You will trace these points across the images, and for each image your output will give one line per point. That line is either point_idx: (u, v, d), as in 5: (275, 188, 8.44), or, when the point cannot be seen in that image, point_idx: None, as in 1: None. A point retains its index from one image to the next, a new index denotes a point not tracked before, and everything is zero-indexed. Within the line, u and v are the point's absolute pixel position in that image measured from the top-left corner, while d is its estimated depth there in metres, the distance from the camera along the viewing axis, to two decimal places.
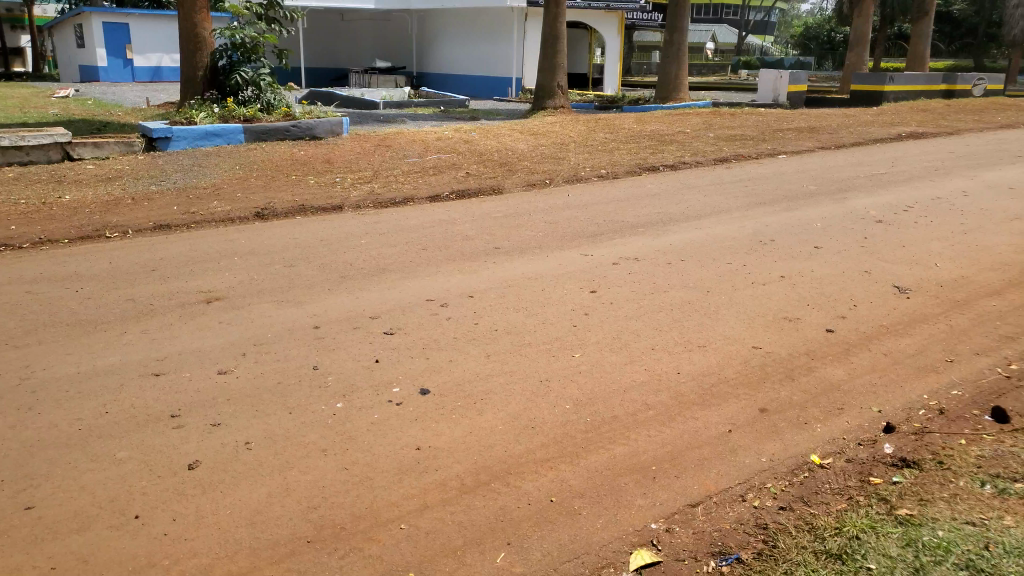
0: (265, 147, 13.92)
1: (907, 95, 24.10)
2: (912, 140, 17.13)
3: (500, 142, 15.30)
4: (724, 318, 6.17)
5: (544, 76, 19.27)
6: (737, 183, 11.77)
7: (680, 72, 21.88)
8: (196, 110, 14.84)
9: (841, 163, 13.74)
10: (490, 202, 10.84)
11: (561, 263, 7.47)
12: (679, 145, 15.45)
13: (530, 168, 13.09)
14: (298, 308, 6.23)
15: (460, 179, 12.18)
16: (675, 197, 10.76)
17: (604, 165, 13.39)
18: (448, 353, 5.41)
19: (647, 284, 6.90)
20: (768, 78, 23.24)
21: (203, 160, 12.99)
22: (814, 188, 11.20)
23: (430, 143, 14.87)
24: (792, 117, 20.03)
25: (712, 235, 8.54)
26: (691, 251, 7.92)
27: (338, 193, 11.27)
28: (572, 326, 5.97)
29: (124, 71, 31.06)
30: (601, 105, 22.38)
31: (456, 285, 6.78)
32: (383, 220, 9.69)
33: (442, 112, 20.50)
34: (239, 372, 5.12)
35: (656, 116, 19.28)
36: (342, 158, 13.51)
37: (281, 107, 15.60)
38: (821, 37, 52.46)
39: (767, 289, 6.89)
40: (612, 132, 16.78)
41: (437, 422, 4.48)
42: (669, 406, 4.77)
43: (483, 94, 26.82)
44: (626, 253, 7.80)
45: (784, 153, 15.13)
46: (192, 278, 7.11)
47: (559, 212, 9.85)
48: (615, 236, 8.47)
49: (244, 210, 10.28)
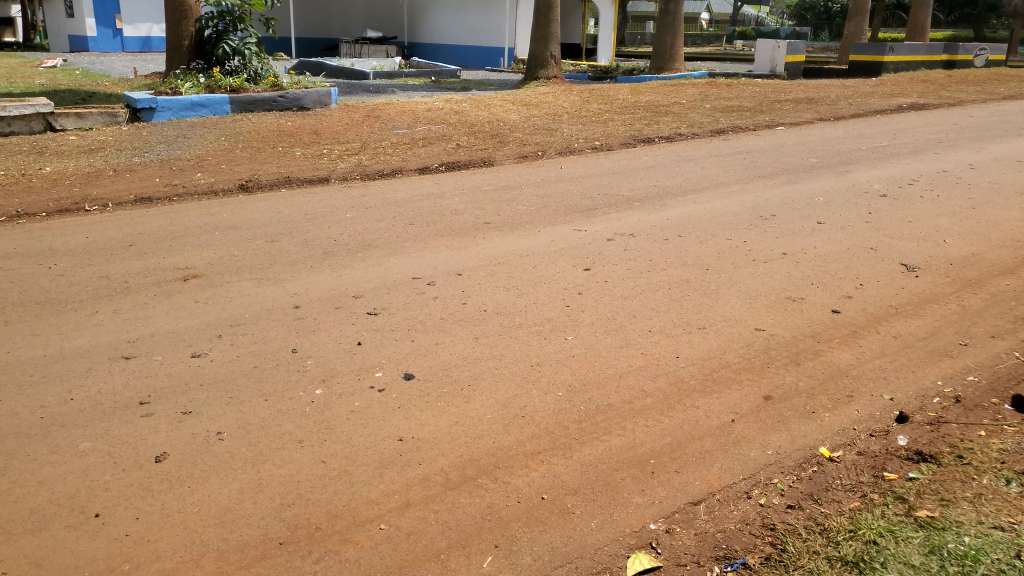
0: (252, 118, 13.47)
1: (907, 65, 23.63)
2: (914, 111, 16.75)
3: (493, 113, 14.88)
4: (725, 299, 5.89)
5: (537, 45, 18.75)
6: (736, 155, 11.42)
7: (677, 42, 21.37)
8: (180, 80, 14.30)
9: (842, 135, 13.40)
10: (481, 175, 10.49)
11: (554, 239, 7.16)
12: (676, 116, 15.06)
13: (523, 139, 12.71)
14: (279, 287, 5.88)
15: (451, 151, 11.81)
16: (672, 170, 10.42)
17: (598, 137, 13.02)
18: (434, 335, 5.13)
19: (644, 262, 6.60)
20: (766, 48, 22.74)
21: (186, 130, 12.55)
22: (815, 161, 10.87)
23: (420, 114, 14.45)
24: (790, 88, 19.61)
25: (712, 209, 8.22)
26: (689, 226, 7.60)
27: (325, 165, 10.89)
28: (565, 305, 5.68)
29: (114, 42, 30.28)
30: (595, 75, 21.90)
31: (443, 263, 6.48)
32: (370, 194, 9.34)
33: (433, 82, 19.98)
34: (215, 355, 4.79)
35: (652, 87, 18.83)
36: (330, 129, 13.09)
37: (269, 77, 15.06)
38: (819, 7, 51.71)
39: (768, 267, 6.61)
40: (607, 102, 16.36)
41: (421, 411, 4.23)
42: (667, 394, 4.53)
43: (475, 64, 26.23)
44: (621, 228, 7.49)
45: (783, 124, 14.76)
46: (170, 253, 6.74)
47: (552, 185, 9.51)
48: (610, 210, 8.16)
49: (228, 182, 9.90)
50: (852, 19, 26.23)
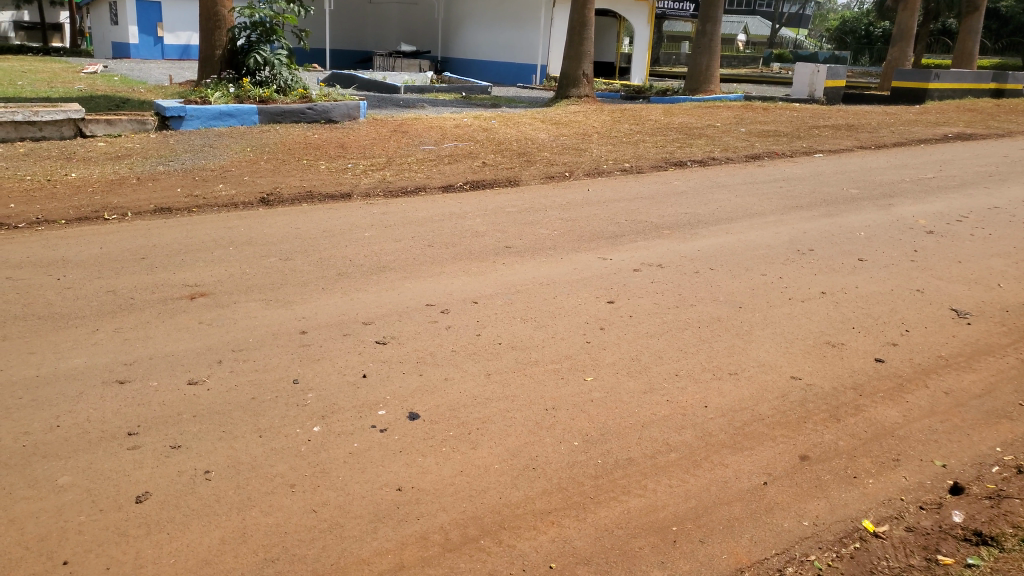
0: (279, 129, 13.39)
1: (952, 93, 22.92)
2: (960, 142, 16.15)
3: (522, 131, 14.64)
4: (758, 342, 5.51)
5: (569, 64, 18.50)
6: (771, 183, 11.00)
7: (712, 65, 21.01)
8: (211, 89, 14.30)
9: (883, 165, 12.90)
10: (506, 195, 10.21)
11: (578, 267, 6.83)
12: (709, 140, 14.68)
13: (550, 159, 12.43)
14: (287, 310, 5.63)
15: (477, 169, 11.57)
16: (704, 196, 10.03)
17: (629, 159, 12.68)
18: (444, 369, 4.82)
19: (672, 296, 6.23)
20: (805, 72, 22.24)
21: (214, 140, 12.50)
22: (856, 191, 10.42)
23: (448, 130, 14.26)
24: (829, 113, 19.10)
25: (745, 241, 7.82)
26: (721, 259, 7.22)
27: (349, 180, 10.70)
28: (585, 341, 5.35)
29: (155, 49, 30.79)
30: (627, 95, 21.60)
31: (460, 289, 6.18)
32: (391, 211, 9.11)
33: (464, 98, 19.84)
34: (212, 384, 4.53)
35: (686, 108, 18.46)
36: (357, 143, 12.95)
37: (298, 88, 14.98)
38: (859, 32, 51.00)
39: (804, 307, 6.20)
40: (638, 123, 16.03)
41: (423, 457, 3.94)
42: (693, 449, 4.17)
43: (508, 80, 26.10)
44: (649, 258, 7.14)
45: (821, 151, 14.29)
46: (181, 268, 6.53)
47: (578, 209, 9.19)
48: (638, 238, 7.81)
49: (249, 195, 9.76)
50: (895, 45, 25.59)
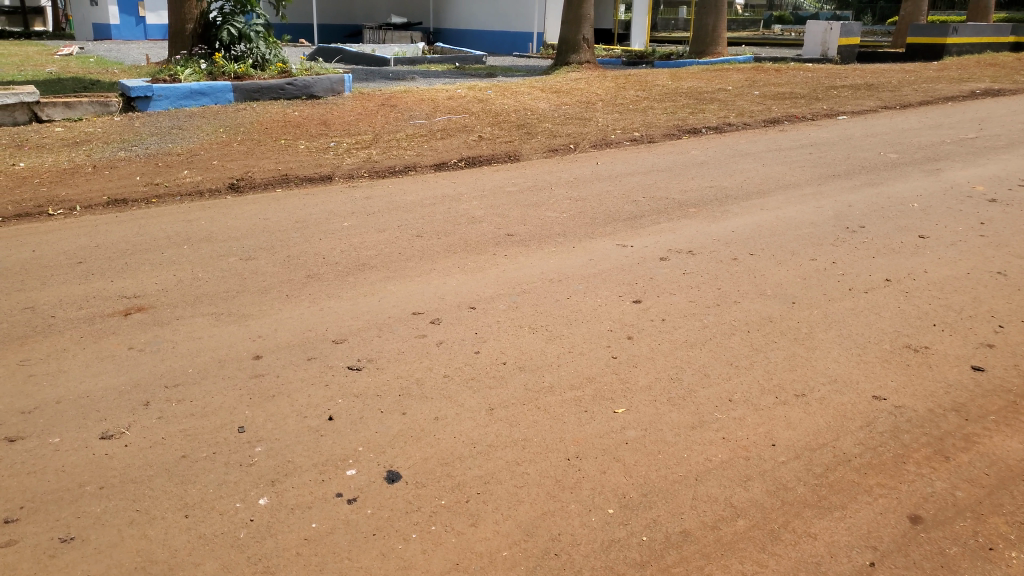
0: (256, 107, 12.24)
1: (973, 48, 21.56)
2: (994, 98, 14.91)
3: (520, 100, 13.46)
4: (825, 350, 4.47)
5: (568, 28, 17.18)
6: (800, 150, 9.85)
7: (720, 23, 19.60)
8: (180, 66, 13.05)
9: (918, 125, 11.72)
10: (504, 172, 9.10)
11: (592, 257, 5.76)
12: (722, 104, 13.48)
13: (553, 130, 11.26)
14: (241, 328, 4.53)
15: (472, 144, 10.42)
16: (728, 167, 8.91)
17: (639, 128, 11.51)
18: (434, 405, 3.77)
19: (712, 291, 5.14)
20: (816, 31, 20.87)
21: (182, 121, 11.34)
22: (897, 156, 9.28)
23: (440, 102, 13.09)
24: (847, 72, 17.83)
25: (786, 218, 6.71)
26: (763, 241, 6.12)
27: (328, 161, 9.59)
28: (610, 358, 4.28)
29: (137, 29, 29.42)
30: (630, 60, 20.32)
31: (454, 291, 5.12)
32: (374, 196, 8.00)
33: (455, 68, 18.54)
34: (132, 437, 3.49)
35: (693, 72, 17.19)
36: (340, 119, 11.79)
37: (277, 62, 13.74)
38: None
39: (871, 301, 5.14)
40: (646, 89, 14.82)
41: (406, 542, 2.91)
42: (765, 514, 3.10)
43: (503, 49, 24.73)
44: (677, 244, 6.03)
45: (846, 113, 13.10)
46: (121, 275, 5.43)
47: (587, 185, 8.09)
48: (662, 218, 6.74)
49: (216, 180, 8.67)
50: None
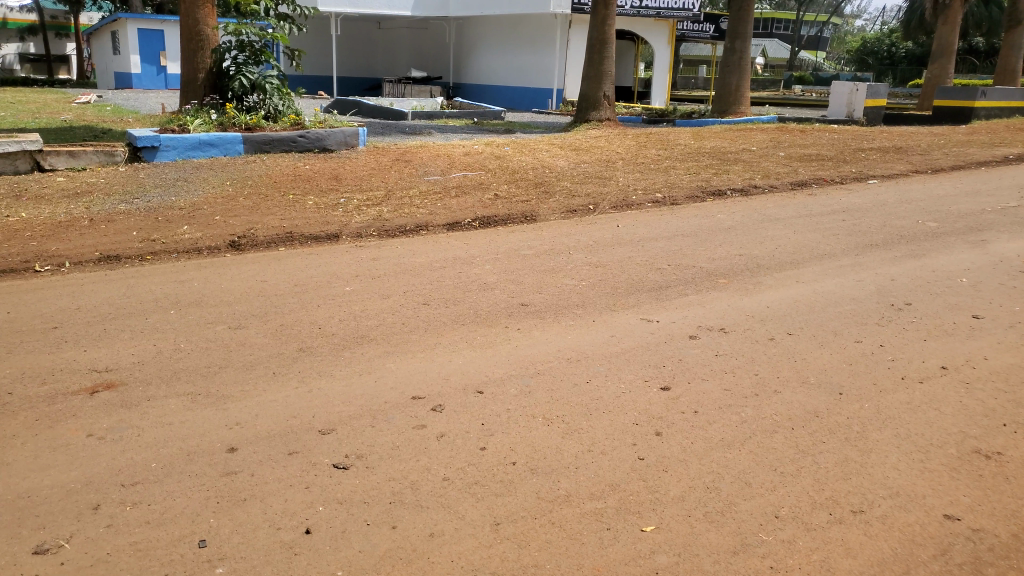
0: (267, 160, 12.04)
1: (1000, 111, 21.24)
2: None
3: (538, 158, 13.17)
4: (881, 454, 3.89)
5: (588, 85, 17.04)
6: (830, 217, 9.41)
7: (741, 84, 19.46)
8: (190, 116, 12.92)
9: (952, 192, 11.26)
10: (520, 233, 8.69)
11: (613, 333, 5.26)
12: (745, 166, 13.12)
13: (571, 190, 10.90)
14: (219, 412, 4.03)
15: (488, 203, 10.05)
16: (755, 234, 8.46)
17: (660, 188, 11.12)
18: (431, 517, 3.23)
19: (748, 378, 4.60)
20: (841, 92, 20.68)
21: (190, 174, 11.12)
22: (936, 225, 8.78)
23: (456, 159, 12.82)
24: (872, 135, 17.50)
25: (823, 294, 6.20)
26: (800, 320, 5.59)
27: (337, 218, 9.22)
28: (635, 460, 3.72)
29: (157, 79, 29.94)
30: (649, 118, 20.19)
31: (461, 369, 4.62)
32: (381, 257, 7.59)
33: (474, 124, 18.44)
34: (72, 553, 2.96)
35: (714, 132, 16.94)
36: (352, 174, 11.51)
37: (290, 114, 13.64)
38: (880, 53, 49.45)
39: (927, 394, 4.54)
40: (667, 148, 14.53)
41: None
42: None
43: (521, 105, 24.76)
44: (706, 320, 5.51)
45: (875, 177, 12.68)
46: (95, 344, 4.99)
47: (607, 250, 7.65)
48: (687, 289, 6.26)
49: (217, 238, 8.33)
50: (935, 62, 23.99)
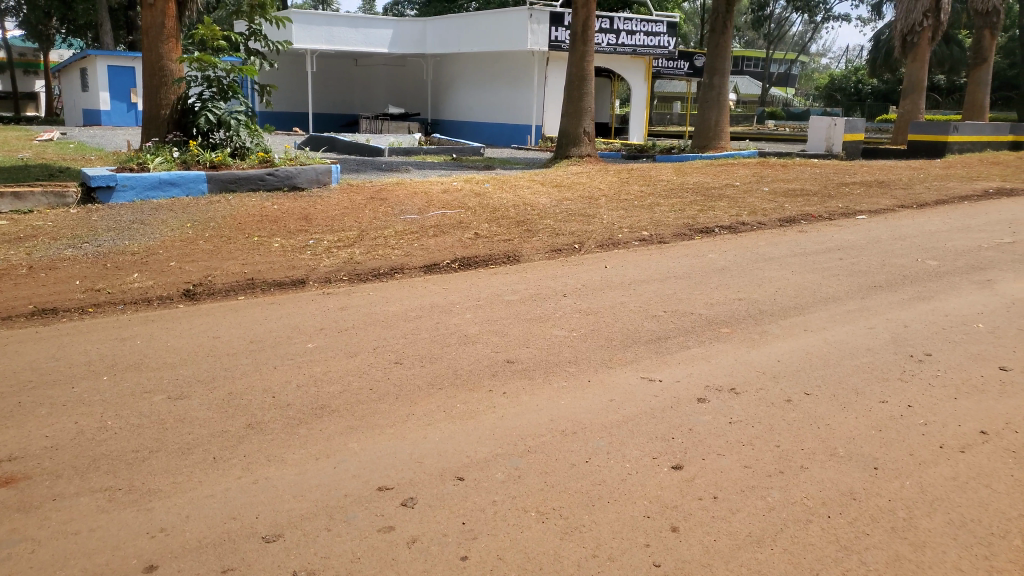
0: (232, 200, 11.35)
1: (973, 146, 21.27)
2: (1010, 198, 14.24)
3: (518, 195, 12.63)
4: (937, 549, 3.24)
5: (568, 121, 16.66)
6: (826, 255, 8.94)
7: (721, 119, 19.24)
8: (151, 154, 12.19)
9: (944, 227, 10.88)
10: (502, 276, 8.06)
11: (612, 395, 4.62)
12: (730, 201, 12.71)
13: (555, 228, 10.34)
14: (140, 517, 3.34)
15: (467, 243, 9.43)
16: (752, 275, 7.93)
17: (647, 226, 10.62)
18: None
19: (769, 451, 3.99)
20: (819, 126, 20.56)
21: (147, 215, 10.40)
22: (939, 264, 8.32)
23: (434, 196, 12.22)
24: (853, 169, 17.27)
25: (837, 344, 5.63)
26: (817, 376, 4.99)
27: (304, 261, 8.54)
28: (650, 568, 3.07)
29: (127, 116, 29.26)
30: (629, 154, 19.85)
31: (437, 448, 3.95)
32: (350, 305, 6.92)
33: (452, 160, 17.93)
34: None
35: (696, 167, 16.61)
36: (323, 214, 10.85)
37: (258, 152, 12.98)
38: (848, 90, 50.31)
39: (976, 465, 3.89)
40: (649, 184, 14.11)
41: None
42: None
43: (500, 141, 24.38)
44: (713, 378, 4.91)
45: (864, 212, 12.30)
46: (5, 425, 4.25)
47: (596, 295, 7.06)
48: (688, 340, 5.67)
49: (169, 286, 7.62)
50: (907, 97, 24.11)
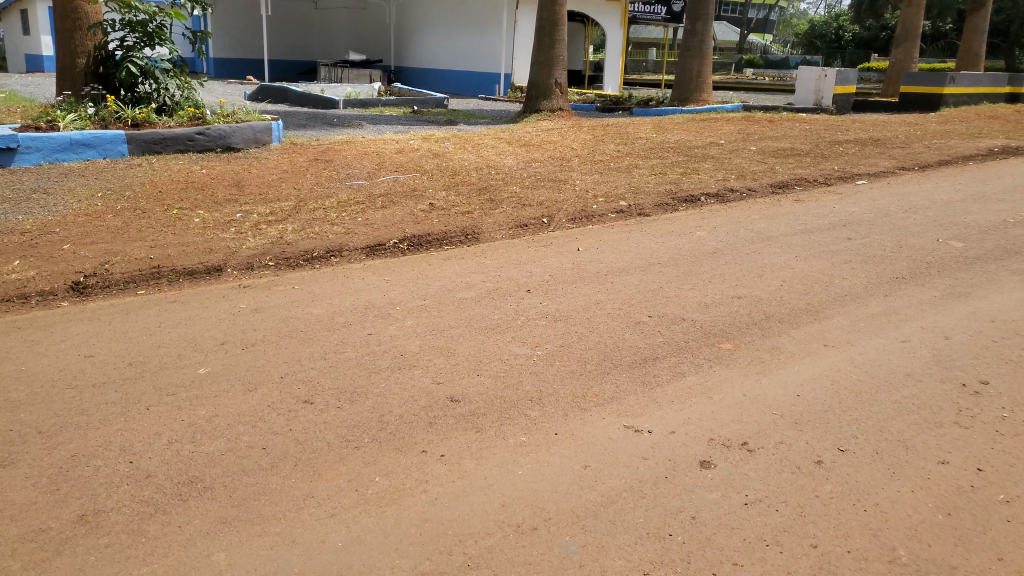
0: (155, 163, 9.87)
1: (968, 99, 20.12)
2: (1017, 158, 13.20)
3: (481, 156, 11.28)
4: None
5: (538, 71, 15.15)
6: (831, 234, 7.80)
7: (704, 69, 17.77)
8: (62, 110, 10.56)
9: (955, 196, 9.82)
10: (457, 262, 6.81)
11: (586, 458, 3.46)
12: (716, 162, 11.49)
13: (521, 197, 9.05)
14: None
15: (419, 215, 8.15)
16: (750, 261, 6.77)
17: (625, 194, 9.37)
18: None
19: (802, 557, 2.90)
20: (807, 78, 19.19)
21: (53, 182, 8.93)
22: (966, 247, 7.24)
23: (387, 158, 10.81)
24: (846, 125, 16.08)
25: (867, 369, 4.50)
26: (849, 424, 3.88)
27: (226, 241, 7.21)
28: None
29: None
30: (604, 106, 18.41)
31: (337, 565, 2.79)
32: (266, 306, 5.62)
33: (413, 113, 16.38)
34: None
35: (677, 122, 15.29)
36: (258, 180, 9.45)
37: (188, 106, 11.39)
38: (829, 36, 48.75)
39: None
40: (627, 143, 12.79)
41: None
42: None
43: (468, 91, 22.68)
44: (717, 427, 3.77)
45: (863, 176, 11.18)
46: None
47: (566, 291, 5.86)
48: (681, 364, 4.49)
49: (51, 278, 6.23)
50: (900, 46, 22.80)
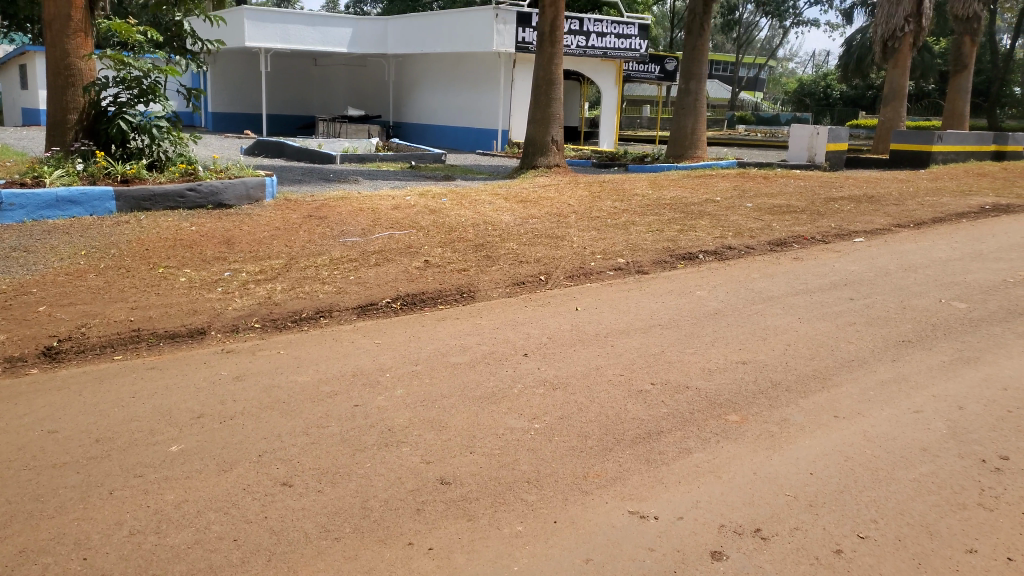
0: (143, 220, 9.71)
1: (956, 156, 20.33)
2: (1011, 215, 13.19)
3: (476, 212, 11.17)
4: None
5: (534, 128, 15.21)
6: (833, 294, 7.63)
7: (697, 126, 17.94)
8: (51, 166, 10.44)
9: (954, 254, 9.70)
10: (451, 323, 6.58)
11: (586, 551, 3.18)
12: (713, 219, 11.40)
13: (517, 254, 8.89)
14: None
15: (413, 273, 7.95)
16: (754, 323, 6.56)
17: (623, 251, 9.22)
18: None
19: None
20: (800, 135, 19.52)
21: (37, 239, 8.73)
22: (971, 308, 7.06)
23: (382, 214, 10.68)
24: (839, 182, 16.13)
25: (882, 444, 4.25)
26: (869, 507, 3.60)
27: (212, 302, 6.98)
28: None
29: None
30: (599, 162, 18.50)
31: None
32: (249, 373, 5.35)
33: (409, 168, 16.38)
34: None
35: (672, 179, 15.30)
36: (250, 237, 9.28)
37: (181, 162, 11.31)
38: (817, 94, 49.81)
39: None
40: (623, 199, 12.74)
41: None
42: None
43: (464, 146, 22.86)
44: (728, 512, 3.50)
45: (860, 233, 11.09)
46: None
47: (565, 355, 5.62)
48: (687, 439, 4.23)
49: (25, 342, 5.97)
50: (888, 105, 23.17)
